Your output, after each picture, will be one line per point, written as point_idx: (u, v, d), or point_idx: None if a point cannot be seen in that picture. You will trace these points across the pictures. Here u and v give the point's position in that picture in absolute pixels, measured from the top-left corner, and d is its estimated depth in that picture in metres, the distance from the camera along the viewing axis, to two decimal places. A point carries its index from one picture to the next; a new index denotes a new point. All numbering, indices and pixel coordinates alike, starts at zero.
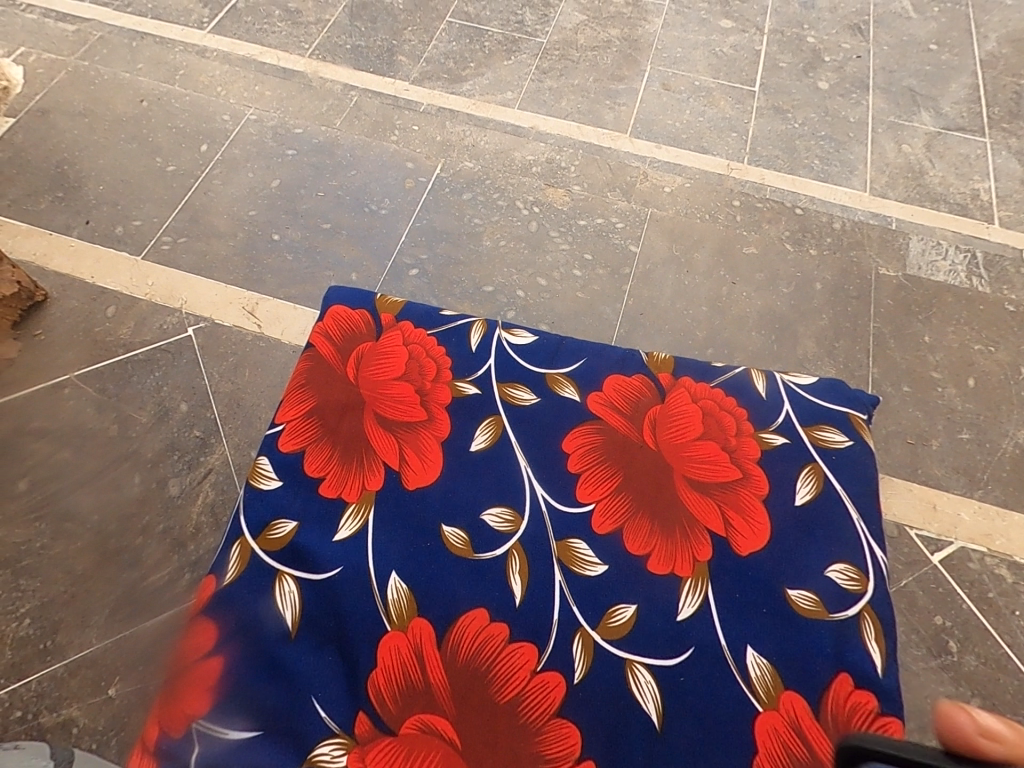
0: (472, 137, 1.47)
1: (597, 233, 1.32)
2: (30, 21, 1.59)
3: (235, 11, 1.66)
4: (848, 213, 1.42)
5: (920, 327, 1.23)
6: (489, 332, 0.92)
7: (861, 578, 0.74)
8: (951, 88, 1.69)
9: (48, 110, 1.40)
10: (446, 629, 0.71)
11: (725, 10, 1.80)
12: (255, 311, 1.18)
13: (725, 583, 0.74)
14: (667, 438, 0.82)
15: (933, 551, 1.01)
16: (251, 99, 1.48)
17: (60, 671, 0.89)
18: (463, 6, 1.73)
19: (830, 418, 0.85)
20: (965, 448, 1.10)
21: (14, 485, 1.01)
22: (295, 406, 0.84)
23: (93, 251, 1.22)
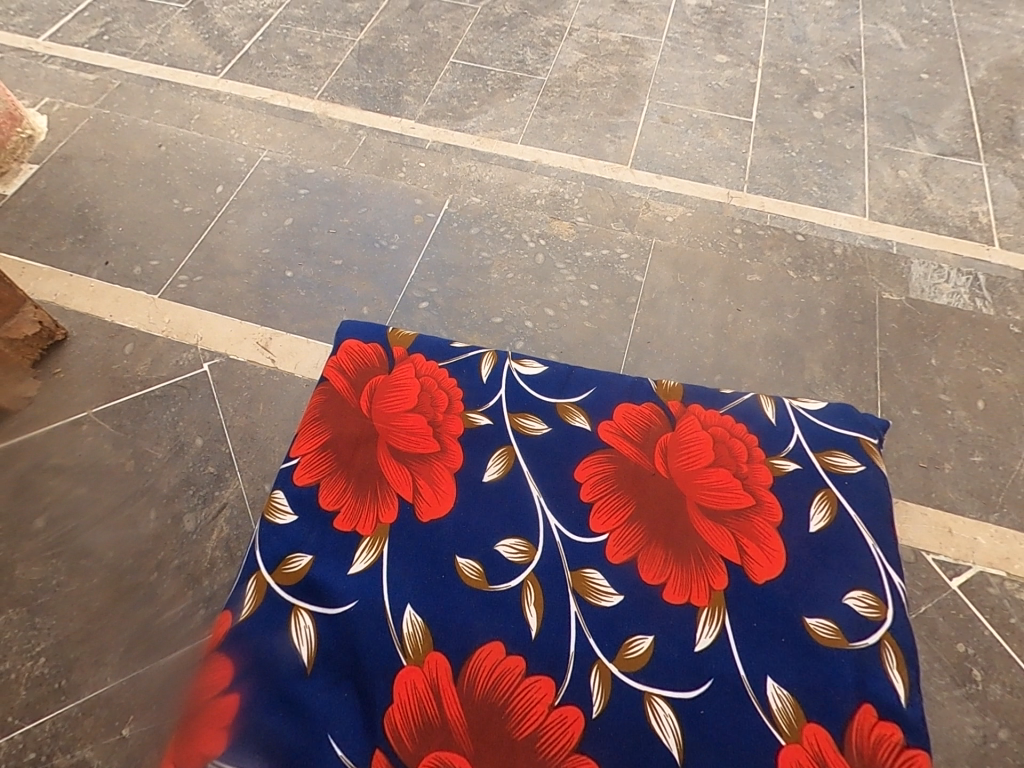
0: (477, 173, 1.51)
1: (603, 264, 1.34)
2: (53, 72, 1.66)
3: (248, 57, 1.73)
4: (849, 238, 1.44)
5: (926, 351, 1.24)
6: (499, 363, 0.93)
7: (879, 606, 0.74)
8: (944, 115, 1.73)
9: (70, 156, 1.45)
10: (462, 663, 0.71)
11: (719, 45, 1.87)
12: (269, 346, 1.20)
13: (742, 612, 0.73)
14: (679, 466, 0.83)
15: (951, 576, 1.00)
16: (264, 140, 1.53)
17: (75, 711, 0.89)
18: (466, 48, 1.80)
19: (841, 443, 0.86)
20: (978, 471, 1.10)
21: (31, 523, 1.02)
22: (310, 439, 0.85)
23: (112, 291, 1.25)
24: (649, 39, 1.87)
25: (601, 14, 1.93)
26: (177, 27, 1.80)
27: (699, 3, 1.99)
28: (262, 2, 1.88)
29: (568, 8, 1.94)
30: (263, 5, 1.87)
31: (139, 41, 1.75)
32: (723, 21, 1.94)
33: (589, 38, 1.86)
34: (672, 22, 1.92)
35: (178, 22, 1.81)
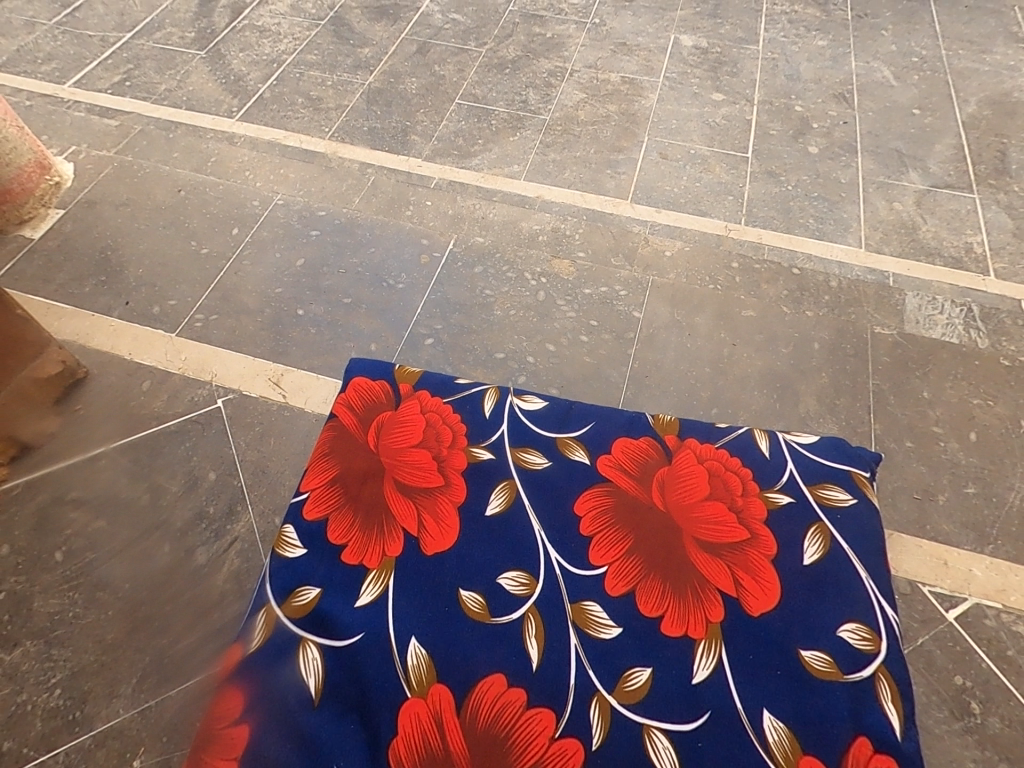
0: (481, 210, 1.57)
1: (602, 300, 1.39)
2: (79, 118, 1.75)
3: (263, 101, 1.82)
4: (845, 271, 1.48)
5: (918, 383, 1.26)
6: (501, 399, 0.97)
7: (873, 638, 0.75)
8: (936, 149, 1.78)
9: (95, 201, 1.53)
10: (465, 695, 0.72)
11: (715, 84, 1.94)
12: (280, 382, 1.24)
13: (739, 644, 0.75)
14: (675, 499, 0.85)
15: (947, 608, 1.01)
16: (278, 182, 1.60)
17: (88, 742, 0.91)
18: (472, 89, 1.89)
19: (833, 476, 0.88)
20: (972, 503, 1.12)
21: (50, 556, 1.05)
22: (319, 474, 0.89)
23: (131, 330, 1.31)
24: (647, 79, 1.95)
25: (601, 56, 2.01)
26: (197, 73, 1.89)
27: (695, 44, 2.07)
28: (278, 49, 1.98)
29: (569, 51, 2.03)
30: (279, 52, 1.97)
31: (160, 87, 1.85)
32: (719, 61, 2.02)
33: (590, 78, 1.94)
34: (670, 62, 2.01)
35: (198, 69, 1.91)
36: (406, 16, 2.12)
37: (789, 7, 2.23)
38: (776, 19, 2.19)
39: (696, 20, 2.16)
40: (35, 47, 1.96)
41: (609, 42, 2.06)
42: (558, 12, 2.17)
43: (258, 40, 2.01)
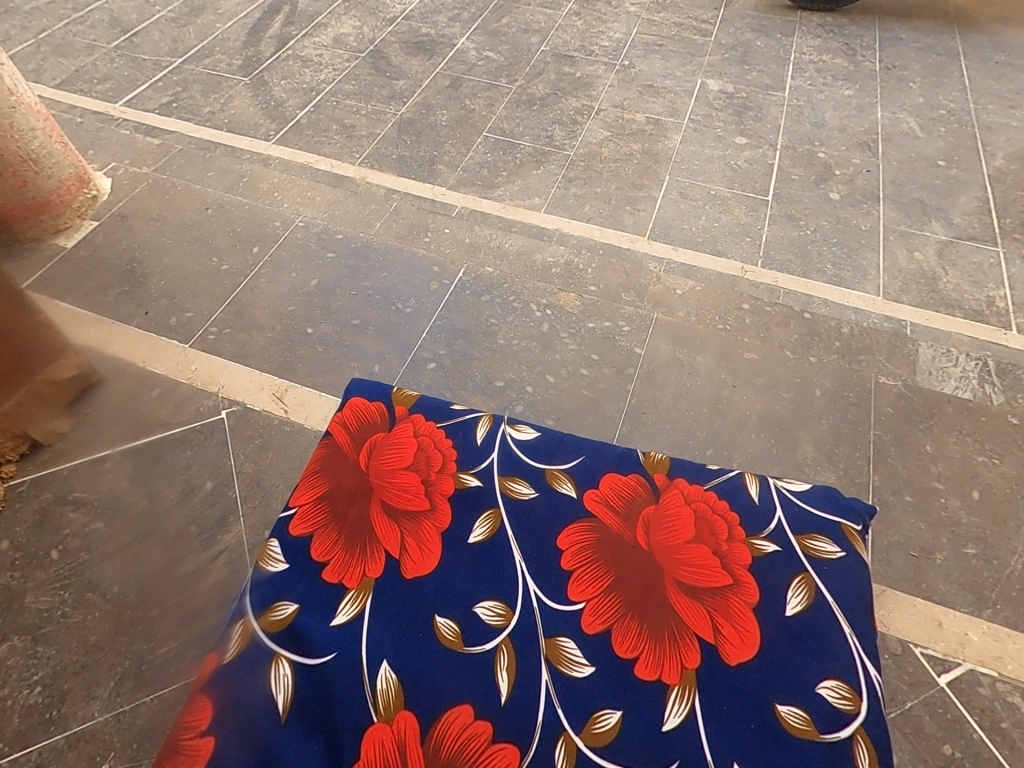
0: (497, 240, 1.60)
1: (605, 335, 1.40)
2: (123, 136, 1.86)
3: (299, 126, 1.91)
4: (860, 318, 1.47)
5: (921, 436, 1.25)
6: (494, 427, 0.98)
7: (854, 697, 0.73)
8: (961, 201, 1.78)
9: (128, 214, 1.60)
10: (430, 724, 0.72)
11: (739, 128, 1.98)
12: (284, 398, 1.28)
13: (713, 694, 0.73)
14: (659, 539, 0.85)
15: (939, 672, 0.99)
16: (304, 204, 1.67)
17: (61, 743, 0.92)
18: (500, 123, 1.95)
19: (822, 526, 0.86)
20: (971, 564, 1.10)
21: (45, 555, 1.08)
22: (309, 490, 0.90)
23: (147, 339, 1.36)
24: (672, 120, 1.99)
25: (628, 96, 2.07)
26: (239, 97, 1.99)
27: (722, 88, 2.12)
28: (317, 78, 2.08)
29: (597, 90, 2.09)
30: (318, 80, 2.07)
31: (203, 109, 1.95)
32: (745, 106, 2.06)
33: (615, 117, 1.99)
34: (695, 105, 2.05)
35: (240, 94, 2.01)
36: (442, 51, 2.21)
37: (817, 57, 2.27)
38: (803, 67, 2.23)
39: (724, 66, 2.21)
40: (92, 68, 2.09)
41: (637, 83, 2.12)
42: (589, 53, 2.24)
43: (300, 69, 2.11)
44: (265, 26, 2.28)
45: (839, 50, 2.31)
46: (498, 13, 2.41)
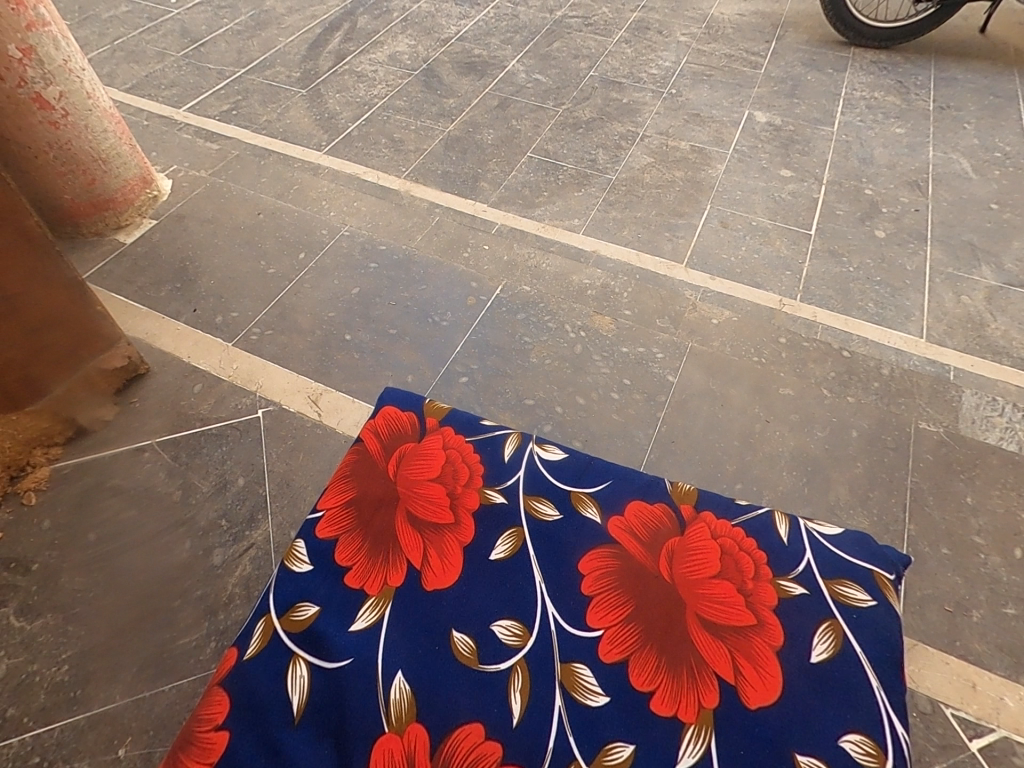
0: (535, 259, 1.62)
1: (638, 360, 1.40)
2: (185, 140, 1.95)
3: (350, 138, 1.97)
4: (902, 359, 1.44)
5: (962, 487, 1.21)
6: (522, 445, 0.98)
7: (878, 755, 0.70)
8: (1013, 246, 1.73)
9: (184, 215, 1.68)
10: (441, 740, 0.71)
11: (785, 160, 1.97)
12: (318, 401, 1.31)
13: (730, 736, 0.71)
14: (682, 572, 0.83)
15: (971, 736, 0.95)
16: (350, 214, 1.71)
17: (82, 723, 0.94)
18: (545, 145, 1.98)
19: (853, 573, 0.84)
20: (1009, 625, 1.05)
21: (83, 536, 1.12)
22: (337, 495, 0.92)
23: (194, 335, 1.41)
24: (716, 149, 2.00)
25: (673, 124, 2.08)
26: (296, 108, 2.07)
27: (769, 120, 2.12)
28: (371, 93, 2.15)
29: (643, 117, 2.11)
30: (372, 95, 2.14)
31: (261, 118, 2.03)
32: (791, 139, 2.05)
33: (659, 144, 2.00)
34: (741, 136, 2.05)
35: (296, 104, 2.09)
36: (492, 73, 2.27)
37: (868, 93, 2.26)
38: (854, 103, 2.21)
39: (772, 98, 2.21)
40: (161, 74, 2.20)
41: (683, 112, 2.13)
42: (637, 80, 2.26)
43: (355, 84, 2.19)
44: (325, 42, 2.38)
45: (891, 88, 2.28)
46: (549, 38, 2.46)
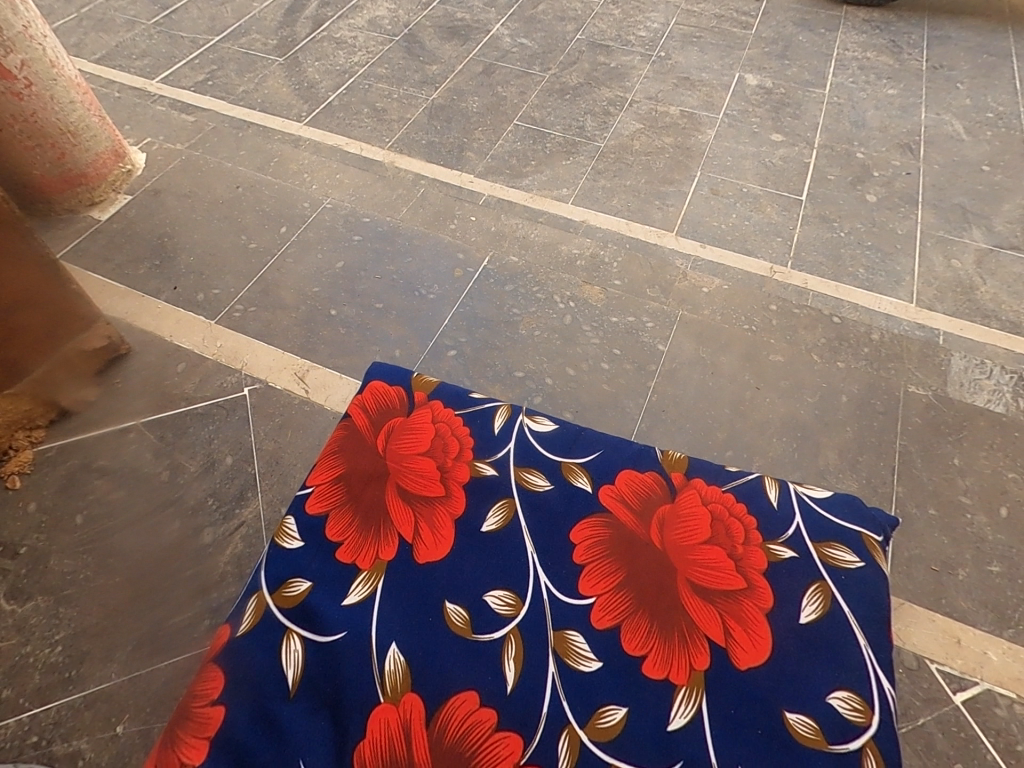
0: (523, 230, 1.59)
1: (628, 330, 1.39)
2: (159, 112, 1.88)
3: (331, 108, 1.91)
4: (891, 324, 1.43)
5: (950, 449, 1.22)
6: (512, 417, 0.98)
7: (865, 710, 0.72)
8: (1004, 208, 1.72)
9: (160, 190, 1.63)
10: (436, 708, 0.72)
11: (776, 125, 1.93)
12: (305, 378, 1.30)
13: (722, 697, 0.73)
14: (673, 538, 0.84)
15: (955, 690, 0.98)
16: (332, 186, 1.67)
17: (78, 702, 0.95)
18: (531, 112, 1.93)
19: (842, 536, 0.85)
20: (994, 582, 1.07)
21: (70, 519, 1.11)
22: (326, 471, 0.91)
23: (175, 314, 1.38)
24: (706, 114, 1.95)
25: (663, 88, 2.03)
26: (274, 77, 2.00)
27: (760, 83, 2.07)
28: (352, 60, 2.08)
29: (632, 81, 2.05)
30: (352, 63, 2.07)
31: (238, 89, 1.96)
32: (783, 102, 2.01)
33: (649, 110, 1.95)
34: (731, 99, 2.00)
35: (274, 74, 2.01)
36: (476, 37, 2.19)
37: (861, 54, 2.20)
38: (846, 64, 2.16)
39: (763, 60, 2.16)
40: (131, 44, 2.11)
41: (672, 76, 2.08)
42: (625, 43, 2.20)
43: (334, 51, 2.11)
44: (302, 7, 2.28)
45: (884, 48, 2.23)
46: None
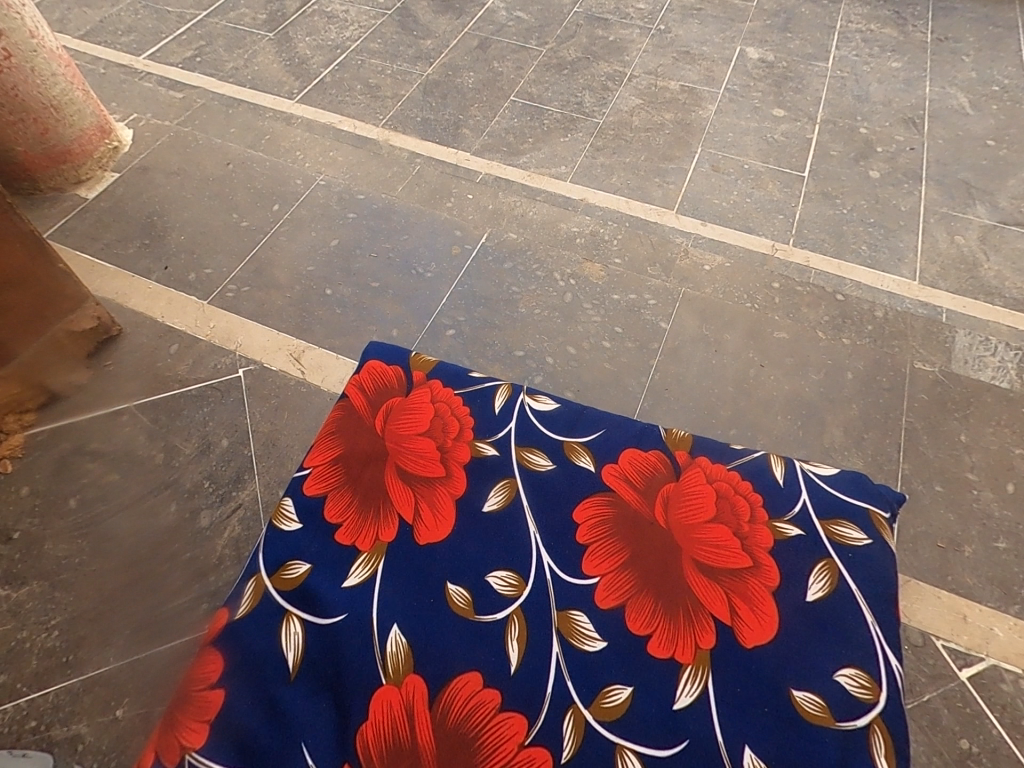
0: (522, 208, 1.56)
1: (629, 308, 1.36)
2: (146, 89, 1.82)
3: (323, 84, 1.86)
4: (895, 301, 1.41)
5: (956, 425, 1.20)
6: (513, 396, 0.96)
7: (872, 687, 0.71)
8: (1009, 183, 1.68)
9: (148, 168, 1.59)
10: (438, 689, 0.71)
11: (778, 99, 1.89)
12: (301, 359, 1.27)
13: (728, 675, 0.72)
14: (678, 517, 0.82)
15: (960, 666, 0.97)
16: (325, 164, 1.63)
17: (77, 686, 0.94)
18: (528, 88, 1.88)
19: (849, 513, 0.83)
20: (1001, 559, 1.06)
21: (64, 503, 1.10)
22: (323, 452, 0.89)
23: (167, 294, 1.36)
24: (707, 89, 1.90)
25: (662, 63, 1.98)
26: (264, 53, 1.94)
27: (762, 57, 2.02)
28: (343, 35, 2.02)
29: (631, 55, 2.00)
30: (344, 38, 2.01)
31: (227, 65, 1.90)
32: (785, 77, 1.96)
33: (648, 85, 1.91)
34: (732, 74, 1.96)
35: (264, 49, 1.96)
36: (471, 11, 2.13)
37: (865, 26, 2.15)
38: (849, 37, 2.11)
39: (765, 33, 2.10)
40: (116, 19, 2.04)
41: (672, 50, 2.02)
42: (624, 16, 2.14)
43: (325, 26, 2.04)
44: None
45: (888, 19, 2.17)
46: None
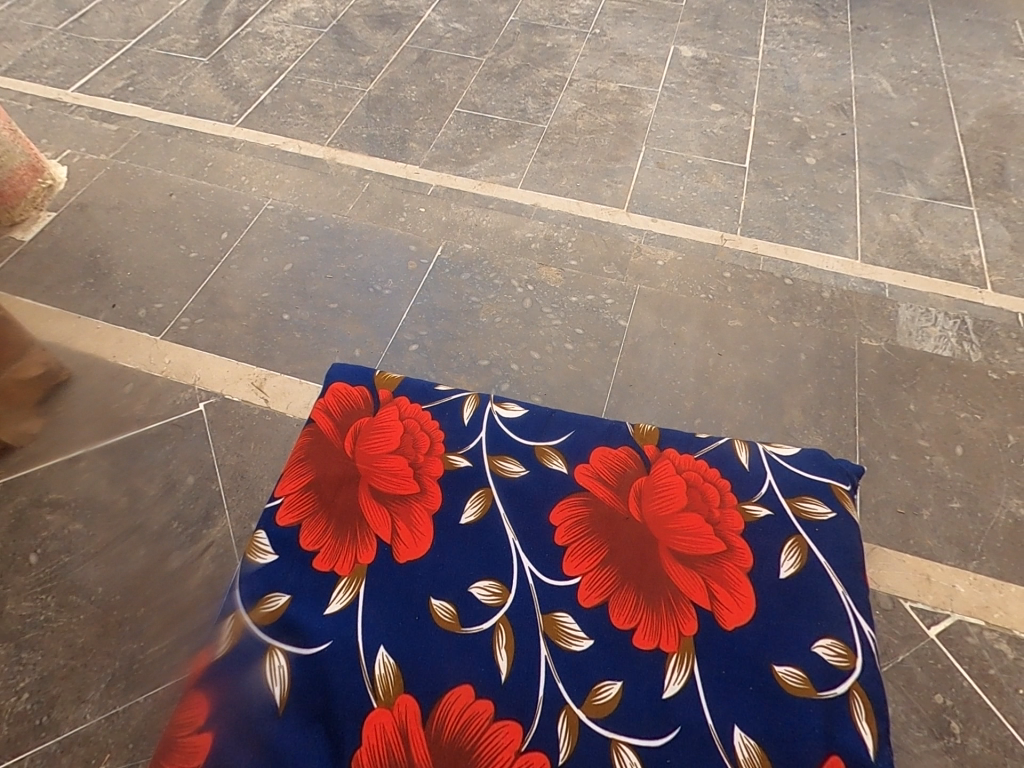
0: (475, 218, 1.57)
1: (588, 308, 1.38)
2: (78, 123, 1.77)
3: (263, 106, 1.83)
4: (840, 281, 1.47)
5: (905, 395, 1.26)
6: (481, 406, 0.96)
7: (849, 654, 0.74)
8: (935, 161, 1.78)
9: (87, 204, 1.54)
10: (431, 706, 0.71)
11: (714, 94, 1.95)
12: (263, 387, 1.25)
13: (713, 659, 0.74)
14: (652, 509, 0.84)
15: (929, 625, 1.02)
16: (272, 187, 1.61)
17: (53, 748, 0.90)
18: (471, 98, 1.89)
19: (813, 489, 0.87)
20: (956, 518, 1.12)
21: (24, 559, 1.05)
22: (294, 480, 0.88)
23: (116, 333, 1.32)
24: (646, 88, 1.96)
25: (600, 66, 2.02)
26: (199, 79, 1.91)
27: (695, 54, 2.08)
28: (280, 56, 2.00)
29: (569, 60, 2.04)
30: (281, 59, 1.99)
31: (162, 93, 1.86)
32: (718, 72, 2.03)
33: (589, 88, 1.95)
34: (669, 73, 2.01)
35: (199, 75, 1.92)
36: (408, 25, 2.14)
37: (789, 19, 2.24)
38: (776, 30, 2.19)
39: (696, 31, 2.17)
40: (41, 52, 1.98)
41: (609, 52, 2.07)
42: (559, 22, 2.18)
43: (261, 47, 2.02)
44: (221, 3, 2.18)
45: (811, 12, 2.27)
46: None
